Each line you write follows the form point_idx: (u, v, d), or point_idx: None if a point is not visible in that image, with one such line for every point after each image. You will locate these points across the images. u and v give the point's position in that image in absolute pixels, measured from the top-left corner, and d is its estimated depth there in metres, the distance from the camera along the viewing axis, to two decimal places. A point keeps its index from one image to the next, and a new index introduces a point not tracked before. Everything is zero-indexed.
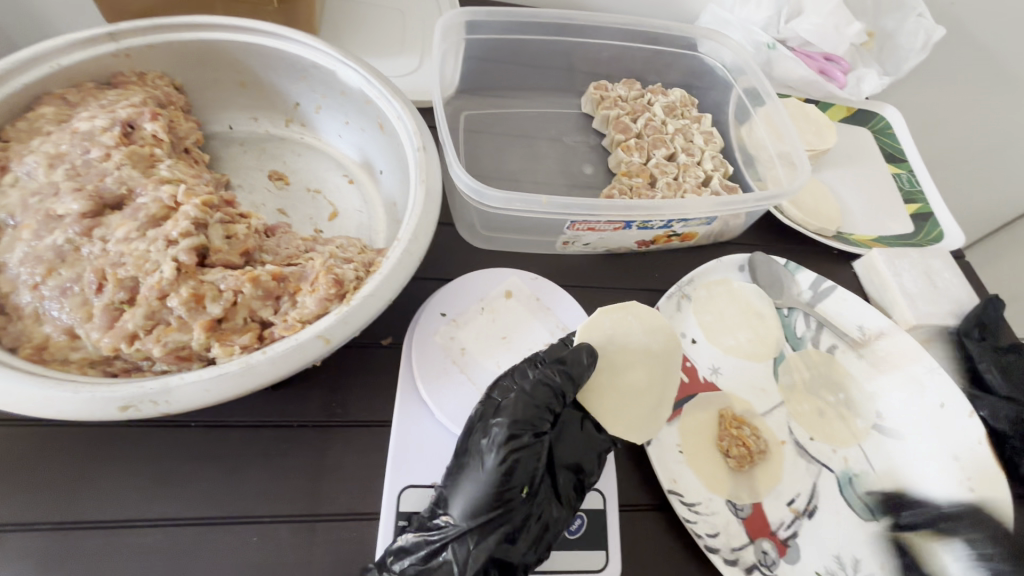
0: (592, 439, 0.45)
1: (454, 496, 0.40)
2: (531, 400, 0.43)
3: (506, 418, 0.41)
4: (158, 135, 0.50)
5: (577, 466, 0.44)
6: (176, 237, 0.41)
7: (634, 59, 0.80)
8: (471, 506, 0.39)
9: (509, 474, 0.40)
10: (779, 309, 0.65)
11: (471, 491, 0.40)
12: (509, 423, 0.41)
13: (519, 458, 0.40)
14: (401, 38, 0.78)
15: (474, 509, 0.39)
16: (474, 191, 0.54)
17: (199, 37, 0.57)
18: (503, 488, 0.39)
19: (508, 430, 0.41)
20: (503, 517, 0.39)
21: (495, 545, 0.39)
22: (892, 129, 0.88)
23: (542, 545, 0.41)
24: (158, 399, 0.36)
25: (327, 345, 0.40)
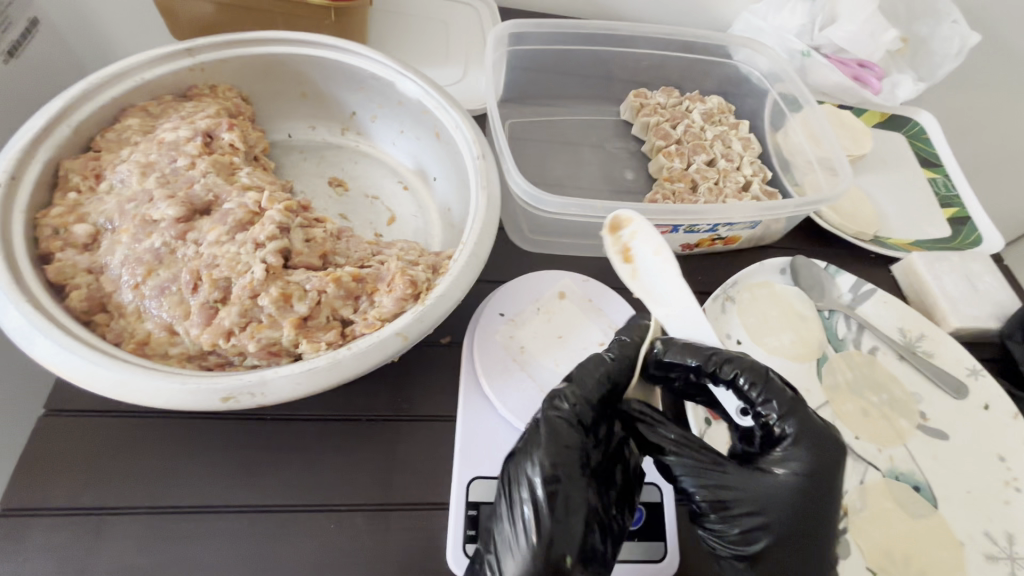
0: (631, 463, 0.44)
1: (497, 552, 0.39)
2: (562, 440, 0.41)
3: (539, 468, 0.40)
4: (235, 144, 0.53)
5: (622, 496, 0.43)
6: (263, 240, 0.44)
7: (672, 68, 0.82)
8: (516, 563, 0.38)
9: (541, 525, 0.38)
10: (821, 311, 0.66)
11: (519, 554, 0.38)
12: (544, 472, 0.40)
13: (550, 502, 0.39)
14: (447, 49, 0.81)
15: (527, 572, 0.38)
16: (530, 197, 0.56)
17: (267, 50, 0.60)
18: (537, 538, 0.38)
19: (543, 479, 0.40)
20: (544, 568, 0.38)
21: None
22: (926, 134, 0.89)
23: None
24: (256, 391, 0.38)
25: (406, 342, 0.42)
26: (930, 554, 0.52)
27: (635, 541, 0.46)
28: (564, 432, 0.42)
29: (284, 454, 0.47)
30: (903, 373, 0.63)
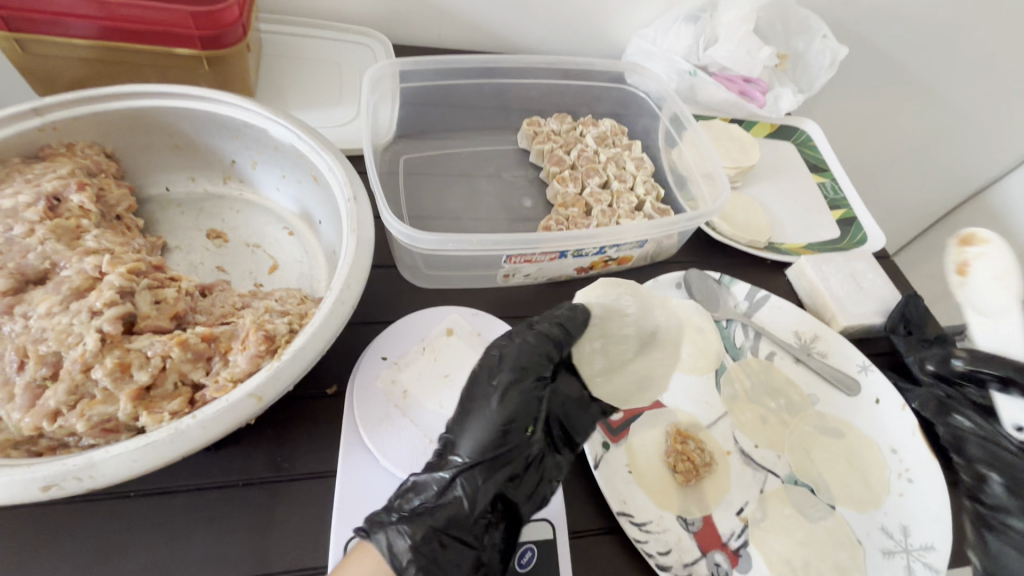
0: (585, 402, 0.51)
1: (464, 440, 0.44)
2: (535, 352, 0.48)
3: (512, 365, 0.47)
4: (85, 206, 0.50)
5: (569, 422, 0.50)
6: (99, 308, 0.41)
7: (565, 95, 0.84)
8: (481, 446, 0.44)
9: (515, 421, 0.45)
10: (717, 321, 0.67)
11: (480, 433, 0.44)
12: (514, 369, 0.47)
13: (525, 402, 0.46)
14: (338, 91, 0.80)
15: (483, 448, 0.44)
16: (407, 237, 0.55)
17: (126, 105, 0.57)
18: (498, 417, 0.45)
19: (512, 374, 0.46)
20: (511, 458, 0.44)
21: (501, 482, 0.44)
22: (813, 142, 0.94)
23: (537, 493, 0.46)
24: (82, 475, 0.35)
25: (260, 403, 0.40)
26: (829, 557, 0.52)
27: None
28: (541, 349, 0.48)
29: (144, 537, 0.43)
30: (798, 375, 0.65)
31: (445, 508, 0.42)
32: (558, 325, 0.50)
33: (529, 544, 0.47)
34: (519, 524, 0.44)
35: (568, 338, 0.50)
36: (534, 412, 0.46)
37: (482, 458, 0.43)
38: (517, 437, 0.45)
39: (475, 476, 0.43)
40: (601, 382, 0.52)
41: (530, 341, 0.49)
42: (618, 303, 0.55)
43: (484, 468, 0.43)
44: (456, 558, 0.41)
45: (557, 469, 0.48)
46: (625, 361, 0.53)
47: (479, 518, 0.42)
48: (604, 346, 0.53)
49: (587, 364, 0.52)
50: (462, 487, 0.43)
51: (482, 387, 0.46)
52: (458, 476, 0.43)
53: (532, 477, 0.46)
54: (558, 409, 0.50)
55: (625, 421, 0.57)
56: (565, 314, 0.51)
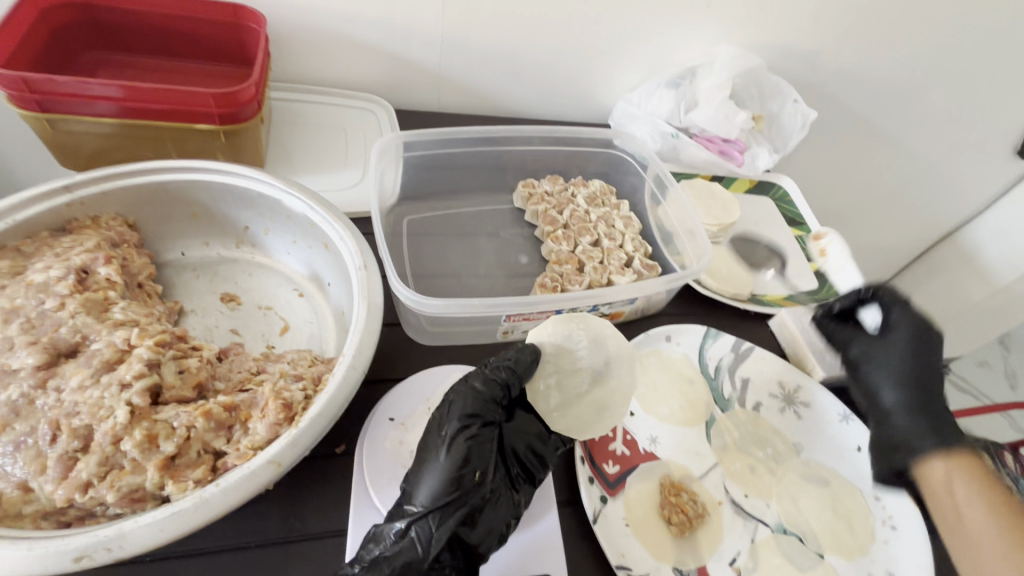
0: (541, 437, 0.54)
1: (418, 488, 0.46)
2: (483, 398, 0.50)
3: (459, 413, 0.49)
4: (111, 278, 0.54)
5: (525, 457, 0.52)
6: (129, 380, 0.44)
7: (557, 158, 0.89)
8: (432, 494, 0.46)
9: (465, 467, 0.47)
10: (706, 373, 0.71)
11: (432, 480, 0.46)
12: (461, 416, 0.49)
13: (473, 448, 0.48)
14: (346, 156, 0.86)
15: (434, 495, 0.46)
16: (414, 302, 0.59)
17: (151, 179, 0.62)
18: (447, 464, 0.47)
19: (460, 422, 0.49)
20: (464, 503, 0.46)
21: (455, 526, 0.45)
22: (789, 196, 1.01)
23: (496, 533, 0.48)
24: (113, 544, 0.38)
25: (278, 469, 0.43)
26: None
27: None
28: (487, 396, 0.51)
29: None
30: (784, 425, 0.68)
31: (400, 555, 0.44)
32: (507, 368, 0.52)
33: None
34: (477, 564, 0.46)
35: (517, 381, 0.52)
36: (484, 456, 0.48)
37: (434, 505, 0.45)
38: (467, 483, 0.47)
39: (428, 523, 0.45)
40: (558, 416, 0.54)
41: (479, 387, 0.51)
42: (570, 338, 0.56)
43: (437, 515, 0.45)
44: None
45: (515, 506, 0.50)
46: (581, 394, 0.54)
47: (433, 563, 0.44)
48: (559, 382, 0.55)
49: (542, 401, 0.55)
50: (416, 533, 0.45)
51: (433, 438, 0.48)
52: (412, 523, 0.45)
53: (489, 517, 0.48)
54: (515, 447, 0.52)
55: (622, 474, 0.60)
56: (513, 357, 0.53)
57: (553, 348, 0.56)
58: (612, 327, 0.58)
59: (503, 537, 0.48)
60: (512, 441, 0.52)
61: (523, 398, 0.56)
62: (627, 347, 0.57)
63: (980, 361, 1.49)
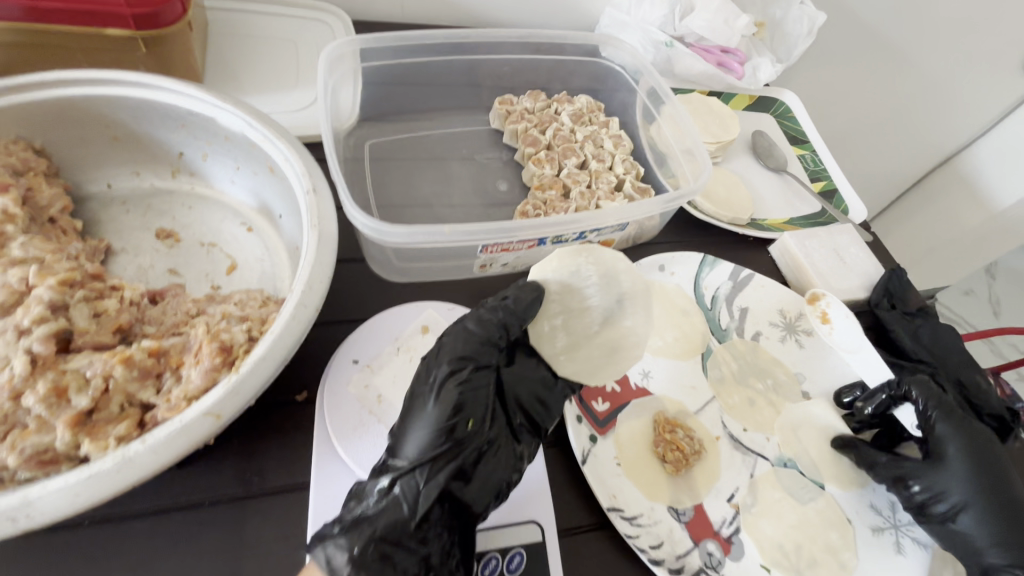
0: (547, 383, 0.48)
1: (404, 441, 0.41)
2: (477, 340, 0.45)
3: (449, 357, 0.43)
4: (9, 209, 0.45)
5: (528, 403, 0.47)
6: (28, 326, 0.37)
7: (538, 70, 0.79)
8: (421, 446, 0.41)
9: (458, 417, 0.41)
10: (702, 304, 0.66)
11: (419, 432, 0.41)
12: (451, 361, 0.43)
13: (466, 396, 0.42)
14: (296, 71, 0.74)
15: (422, 447, 0.41)
16: (375, 230, 0.51)
17: (51, 95, 0.52)
18: (436, 415, 0.41)
19: (449, 367, 0.43)
20: (456, 455, 0.41)
21: (446, 482, 0.40)
22: (792, 112, 0.92)
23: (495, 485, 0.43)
24: (17, 515, 0.32)
25: (219, 421, 0.37)
26: (822, 538, 0.52)
27: None
28: (481, 339, 0.45)
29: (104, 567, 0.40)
30: (785, 355, 0.64)
31: (384, 514, 0.39)
32: (504, 308, 0.46)
33: (518, 549, 0.45)
34: (472, 520, 0.42)
35: (515, 322, 0.46)
36: (478, 404, 0.43)
37: (422, 459, 0.40)
38: (459, 434, 0.41)
39: (416, 479, 0.40)
40: (565, 360, 0.48)
41: (471, 329, 0.45)
42: (577, 275, 0.49)
43: (426, 469, 0.40)
44: (400, 566, 0.38)
45: (516, 458, 0.45)
46: (590, 334, 0.48)
47: (422, 522, 0.40)
48: (566, 323, 0.49)
49: (547, 343, 0.49)
50: (401, 491, 0.40)
51: (420, 386, 0.43)
52: (397, 480, 0.40)
53: (487, 470, 0.43)
54: (518, 395, 0.47)
55: (613, 411, 0.55)
56: (513, 296, 0.47)
57: (558, 285, 0.50)
58: (626, 260, 0.50)
59: (500, 491, 0.44)
60: (515, 387, 0.47)
61: (526, 340, 0.49)
62: (640, 281, 0.51)
63: (966, 290, 1.47)
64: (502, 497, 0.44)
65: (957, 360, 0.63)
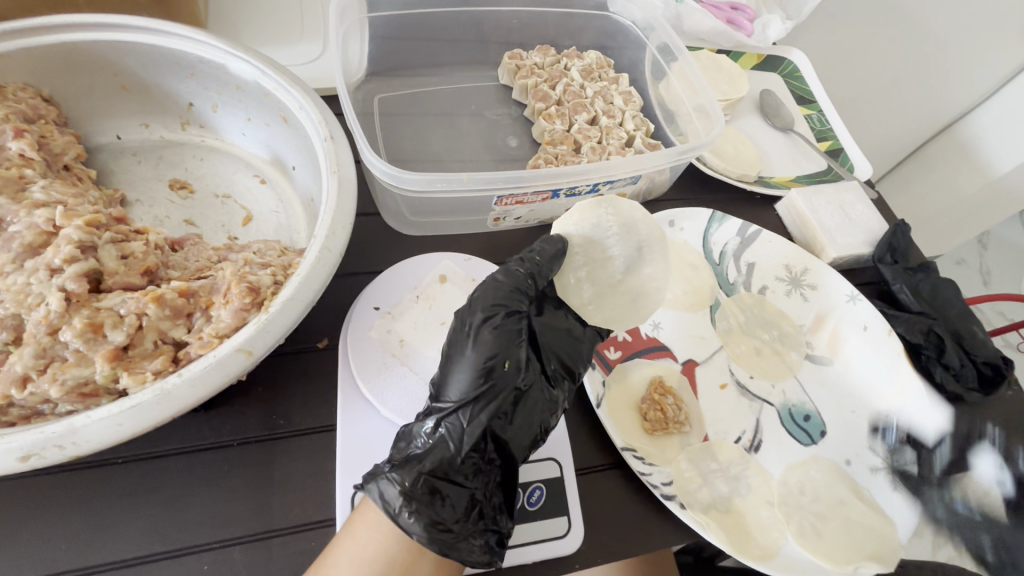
0: (576, 332, 0.49)
1: (448, 384, 0.43)
2: (507, 289, 0.44)
3: (483, 304, 0.43)
4: (26, 154, 0.45)
5: (560, 352, 0.48)
6: (59, 265, 0.37)
7: (547, 25, 0.78)
8: (464, 388, 0.42)
9: (494, 359, 0.42)
10: (711, 259, 0.67)
11: (459, 375, 0.42)
12: (484, 308, 0.43)
13: (501, 340, 0.43)
14: (300, 22, 0.72)
15: (464, 390, 0.42)
16: (392, 177, 0.52)
17: (60, 39, 0.51)
18: (474, 358, 0.42)
19: (483, 314, 0.43)
20: (495, 397, 0.42)
21: (488, 421, 0.42)
22: (799, 72, 0.91)
23: (535, 428, 0.44)
24: (64, 442, 0.33)
25: (250, 357, 0.37)
26: (821, 477, 0.54)
27: (539, 520, 0.46)
28: (511, 288, 0.44)
29: (140, 499, 0.42)
30: (791, 307, 0.66)
31: (432, 453, 0.40)
32: (531, 258, 0.46)
33: (537, 484, 0.48)
34: (515, 460, 0.43)
35: (544, 271, 0.46)
36: (514, 349, 0.43)
37: (465, 400, 0.41)
38: (499, 376, 0.42)
39: (459, 419, 0.41)
40: (593, 310, 0.48)
41: (501, 279, 0.45)
42: (598, 227, 0.48)
43: (468, 410, 0.41)
44: (448, 500, 0.39)
45: (553, 403, 0.46)
46: (614, 284, 0.48)
47: (467, 459, 0.41)
48: (590, 274, 0.48)
49: (574, 295, 0.48)
50: (446, 430, 0.41)
51: (458, 333, 0.44)
52: (442, 421, 0.42)
53: (525, 412, 0.44)
54: (551, 343, 0.48)
55: (624, 359, 0.57)
56: (539, 248, 0.46)
57: (580, 239, 0.49)
58: (643, 209, 0.50)
59: (539, 435, 0.44)
60: (544, 338, 0.48)
61: (552, 293, 0.50)
62: (657, 229, 0.50)
63: (958, 260, 1.50)
64: (541, 441, 0.45)
65: (958, 310, 0.64)
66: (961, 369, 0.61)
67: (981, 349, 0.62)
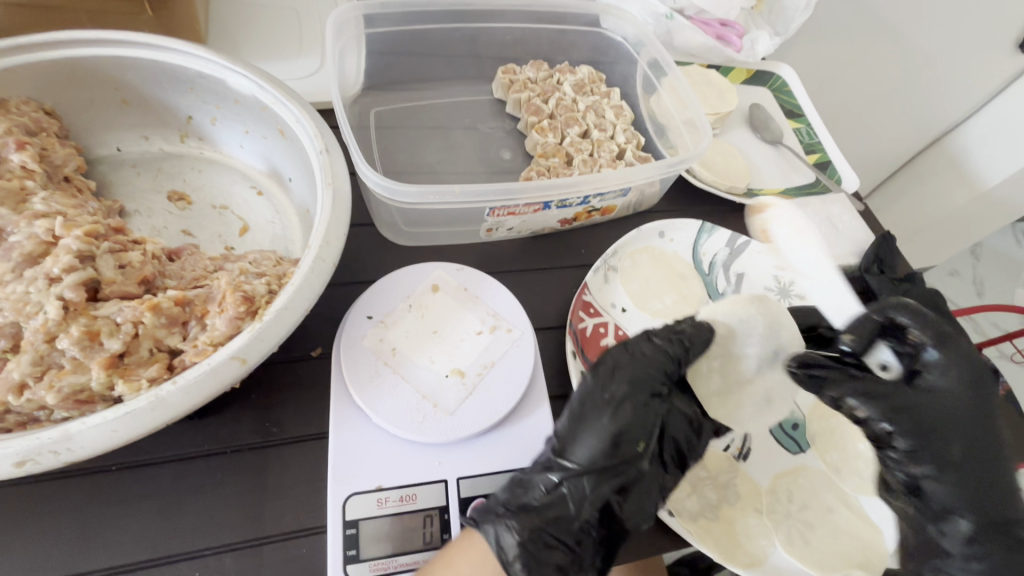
0: (695, 417, 0.50)
1: (575, 446, 0.44)
2: (653, 366, 0.47)
3: (625, 377, 0.46)
4: (28, 165, 0.46)
5: (682, 433, 0.49)
6: (58, 274, 0.38)
7: (541, 41, 0.80)
8: (593, 455, 0.44)
9: (625, 437, 0.44)
10: (700, 269, 0.68)
11: (592, 441, 0.44)
12: (626, 382, 0.46)
13: (638, 417, 0.45)
14: (299, 37, 0.74)
15: (594, 458, 0.44)
16: (386, 189, 0.53)
17: (63, 54, 0.52)
18: (610, 428, 0.44)
19: (626, 386, 0.46)
20: (621, 474, 0.44)
21: (610, 495, 0.43)
22: (788, 86, 0.93)
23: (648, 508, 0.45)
24: (59, 448, 0.33)
25: (244, 365, 0.38)
26: (809, 486, 0.55)
27: None
28: (655, 365, 0.47)
29: (133, 507, 0.42)
30: None
31: (551, 507, 0.43)
32: (680, 341, 0.48)
33: None
34: (620, 533, 0.45)
35: (691, 353, 0.48)
36: (649, 428, 0.45)
37: (593, 470, 0.43)
38: (629, 454, 0.44)
39: (582, 484, 0.43)
40: (716, 403, 0.50)
41: (646, 353, 0.48)
42: (746, 322, 0.51)
43: (593, 479, 0.43)
44: (556, 555, 0.42)
45: (663, 486, 0.47)
46: (742, 385, 0.50)
47: (583, 525, 0.43)
48: (722, 367, 0.51)
49: (702, 383, 0.51)
50: (568, 490, 0.43)
51: (596, 397, 0.46)
52: (564, 480, 0.44)
53: (644, 491, 0.45)
54: (670, 423, 0.49)
55: None
56: (688, 333, 0.48)
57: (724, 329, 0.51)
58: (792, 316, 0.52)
59: (652, 517, 0.45)
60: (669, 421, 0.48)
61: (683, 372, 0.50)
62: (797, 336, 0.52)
63: (950, 270, 1.51)
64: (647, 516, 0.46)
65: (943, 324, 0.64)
66: (948, 438, 0.44)
67: (960, 379, 0.45)
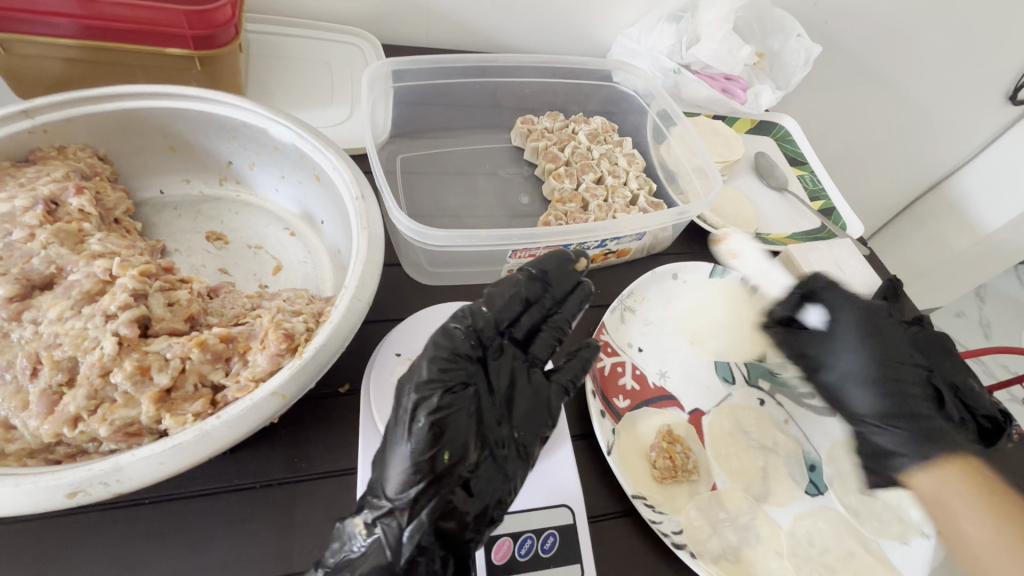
0: (544, 387, 0.46)
1: (385, 479, 0.39)
2: (450, 356, 0.42)
3: (413, 384, 0.40)
4: (85, 209, 0.49)
5: (533, 411, 0.45)
6: (114, 311, 0.41)
7: (557, 93, 0.85)
8: (399, 483, 0.38)
9: (436, 448, 0.38)
10: (713, 310, 0.70)
11: (395, 469, 0.39)
12: (416, 389, 0.40)
13: (446, 424, 0.39)
14: (330, 89, 0.79)
15: (402, 485, 0.38)
16: (416, 233, 0.56)
17: (120, 105, 0.56)
18: (412, 448, 0.38)
19: (417, 396, 0.39)
20: (439, 488, 0.39)
21: (431, 518, 0.38)
22: (791, 136, 0.97)
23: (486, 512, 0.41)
24: (109, 479, 0.35)
25: (283, 401, 0.40)
26: (829, 529, 0.55)
27: (552, 568, 0.46)
28: (445, 355, 0.42)
29: (165, 540, 0.43)
30: None
31: (369, 558, 0.38)
32: (479, 311, 0.44)
33: (550, 530, 0.48)
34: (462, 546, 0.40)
35: (497, 318, 0.45)
36: (462, 429, 0.40)
37: (401, 499, 0.38)
38: (443, 465, 0.39)
39: (396, 518, 0.38)
40: None
41: (439, 344, 0.42)
42: None
43: (405, 509, 0.38)
44: None
45: (509, 474, 0.42)
46: None
47: (407, 564, 0.38)
48: None
49: None
50: (382, 532, 0.38)
51: (394, 419, 0.40)
52: (378, 520, 0.39)
53: (476, 496, 0.40)
54: (518, 403, 0.45)
55: (631, 407, 0.59)
56: (486, 296, 0.45)
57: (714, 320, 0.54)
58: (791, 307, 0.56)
59: (496, 506, 0.41)
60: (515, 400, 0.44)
61: (517, 339, 0.47)
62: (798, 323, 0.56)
63: (957, 312, 1.52)
64: (498, 514, 0.42)
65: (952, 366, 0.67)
66: None
67: None
